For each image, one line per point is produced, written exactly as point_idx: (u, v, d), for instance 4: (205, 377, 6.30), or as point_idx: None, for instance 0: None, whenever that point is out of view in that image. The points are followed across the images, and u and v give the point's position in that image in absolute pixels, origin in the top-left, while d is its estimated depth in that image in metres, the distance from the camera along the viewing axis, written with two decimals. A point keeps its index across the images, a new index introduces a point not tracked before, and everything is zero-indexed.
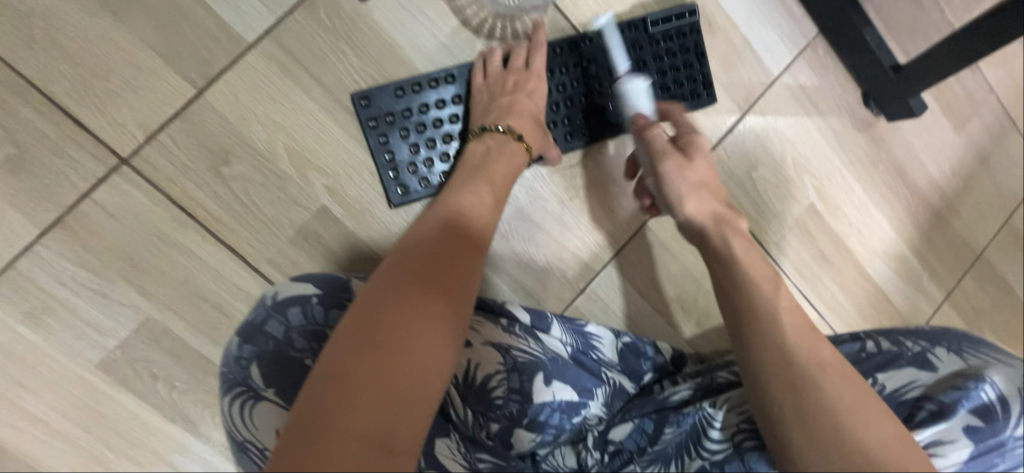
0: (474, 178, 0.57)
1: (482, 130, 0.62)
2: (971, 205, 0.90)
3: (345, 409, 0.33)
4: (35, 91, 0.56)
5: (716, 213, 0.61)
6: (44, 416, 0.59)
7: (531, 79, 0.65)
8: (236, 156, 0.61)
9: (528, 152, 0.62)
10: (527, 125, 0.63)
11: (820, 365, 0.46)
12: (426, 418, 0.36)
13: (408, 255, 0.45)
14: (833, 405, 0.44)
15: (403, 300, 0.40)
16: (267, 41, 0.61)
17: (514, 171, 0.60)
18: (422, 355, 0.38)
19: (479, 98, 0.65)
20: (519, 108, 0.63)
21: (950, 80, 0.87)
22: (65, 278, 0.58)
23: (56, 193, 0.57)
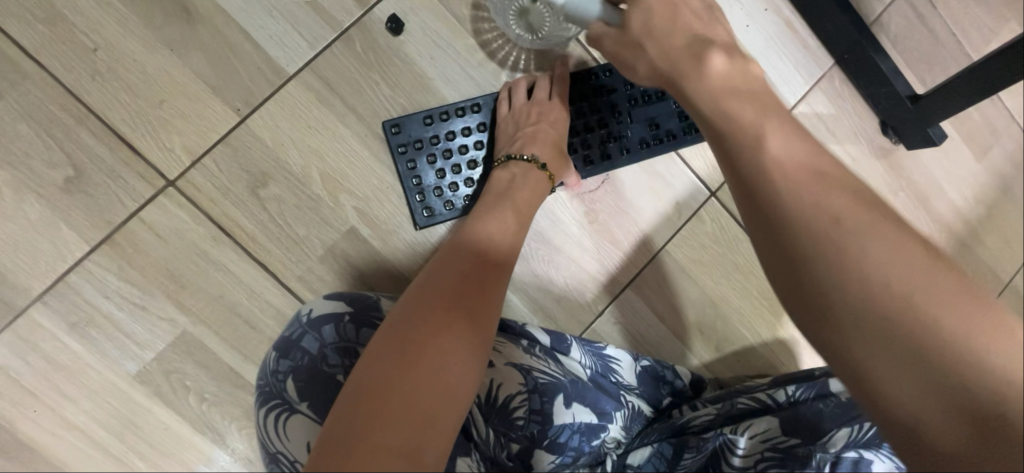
0: (497, 204, 0.60)
1: (506, 158, 0.65)
2: (996, 234, 0.89)
3: (379, 422, 0.35)
4: (95, 117, 0.61)
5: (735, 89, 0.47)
6: (82, 424, 0.61)
7: (554, 110, 0.68)
8: (273, 179, 0.64)
9: (551, 179, 0.65)
10: (550, 153, 0.66)
11: (858, 231, 0.35)
12: (452, 433, 0.37)
13: (436, 279, 0.48)
14: (886, 284, 0.33)
15: (432, 319, 0.42)
16: (306, 72, 0.65)
17: (537, 198, 0.63)
18: (449, 371, 0.39)
19: (503, 127, 0.68)
20: (542, 137, 0.66)
21: (970, 109, 0.88)
22: (110, 292, 0.61)
23: (107, 212, 0.61)
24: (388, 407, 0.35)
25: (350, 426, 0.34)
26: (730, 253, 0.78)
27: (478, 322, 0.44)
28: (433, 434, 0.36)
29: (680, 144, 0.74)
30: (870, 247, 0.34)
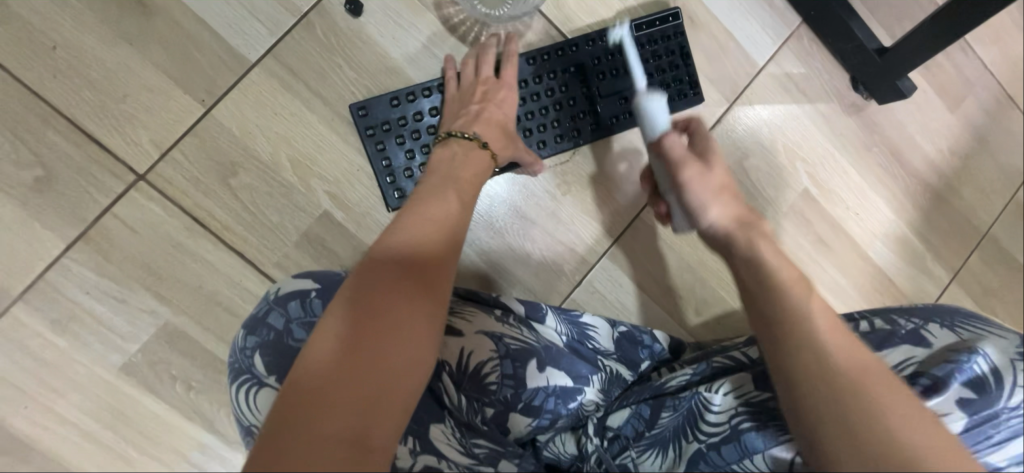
0: (441, 184, 0.58)
1: (448, 136, 0.64)
2: (972, 184, 0.89)
3: (322, 414, 0.35)
4: (59, 115, 0.61)
5: (744, 213, 0.60)
6: (74, 417, 0.63)
7: (501, 89, 0.68)
8: (243, 167, 0.65)
9: (494, 158, 0.64)
10: (494, 132, 0.65)
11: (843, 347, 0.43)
12: (400, 423, 0.38)
13: (385, 259, 0.47)
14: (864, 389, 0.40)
15: (381, 306, 0.42)
16: (269, 59, 0.66)
17: (480, 177, 0.62)
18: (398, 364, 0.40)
19: (450, 107, 0.67)
20: (487, 116, 0.66)
21: (942, 61, 0.87)
22: (90, 287, 0.62)
23: (81, 209, 0.62)
24: (330, 400, 0.36)
25: (291, 420, 0.35)
26: None
27: (424, 301, 0.44)
28: (377, 423, 0.37)
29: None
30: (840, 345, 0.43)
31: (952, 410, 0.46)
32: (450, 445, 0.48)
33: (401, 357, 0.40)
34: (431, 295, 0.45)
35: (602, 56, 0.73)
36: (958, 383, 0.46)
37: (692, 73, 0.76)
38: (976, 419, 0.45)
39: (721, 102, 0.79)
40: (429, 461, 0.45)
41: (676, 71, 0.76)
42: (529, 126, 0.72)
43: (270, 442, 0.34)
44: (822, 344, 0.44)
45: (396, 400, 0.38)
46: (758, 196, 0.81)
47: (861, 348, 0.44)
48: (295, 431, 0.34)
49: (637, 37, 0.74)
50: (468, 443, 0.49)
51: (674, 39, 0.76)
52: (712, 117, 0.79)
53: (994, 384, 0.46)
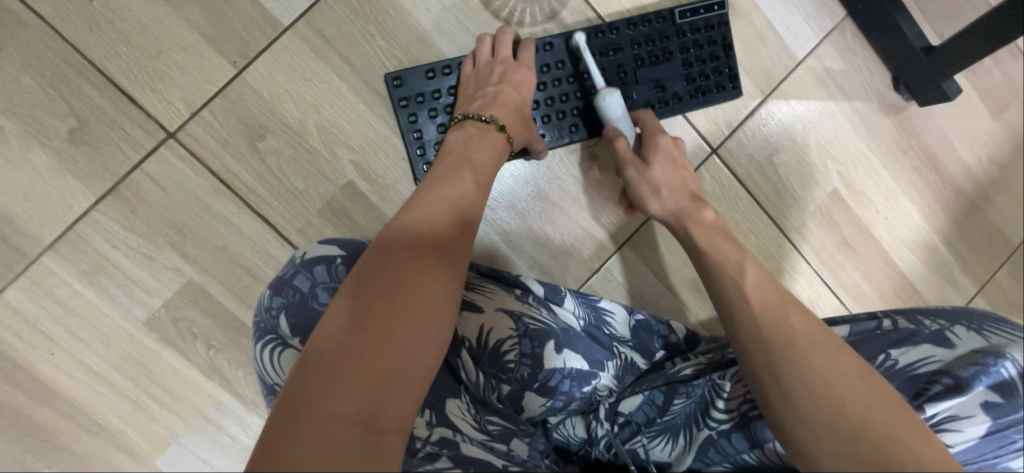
0: (457, 166, 0.58)
1: (464, 118, 0.63)
2: (1009, 195, 0.86)
3: (336, 387, 0.35)
4: (94, 69, 0.62)
5: (681, 204, 0.66)
6: (97, 366, 0.64)
7: (518, 71, 0.66)
8: (271, 132, 0.65)
9: (510, 141, 0.64)
10: (511, 116, 0.65)
11: (786, 333, 0.47)
12: (413, 400, 0.38)
13: (402, 239, 0.47)
14: (810, 371, 0.43)
15: (399, 282, 0.42)
16: (302, 24, 0.65)
17: (497, 159, 0.62)
18: (413, 339, 0.40)
19: (465, 89, 0.66)
20: (503, 99, 0.65)
21: (989, 65, 0.84)
22: (118, 241, 0.63)
23: (111, 163, 0.62)
24: (344, 370, 0.36)
25: (304, 392, 0.35)
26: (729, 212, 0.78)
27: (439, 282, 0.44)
28: (389, 399, 0.36)
29: (685, 108, 0.73)
30: (783, 332, 0.46)
31: (975, 412, 0.45)
32: (464, 419, 0.48)
33: (414, 336, 0.40)
34: (446, 275, 0.45)
35: (642, 42, 0.72)
36: (984, 386, 0.45)
37: (732, 66, 0.74)
38: (1000, 422, 0.45)
39: (755, 95, 0.77)
40: (445, 433, 0.45)
41: (717, 62, 0.74)
42: (562, 110, 0.71)
43: (282, 412, 0.34)
44: (776, 350, 0.45)
45: (410, 378, 0.38)
46: (785, 193, 0.79)
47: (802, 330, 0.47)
48: (307, 403, 0.34)
49: (679, 25, 0.72)
50: (483, 419, 0.49)
51: (718, 29, 0.74)
52: (744, 110, 0.77)
53: (1021, 387, 0.45)
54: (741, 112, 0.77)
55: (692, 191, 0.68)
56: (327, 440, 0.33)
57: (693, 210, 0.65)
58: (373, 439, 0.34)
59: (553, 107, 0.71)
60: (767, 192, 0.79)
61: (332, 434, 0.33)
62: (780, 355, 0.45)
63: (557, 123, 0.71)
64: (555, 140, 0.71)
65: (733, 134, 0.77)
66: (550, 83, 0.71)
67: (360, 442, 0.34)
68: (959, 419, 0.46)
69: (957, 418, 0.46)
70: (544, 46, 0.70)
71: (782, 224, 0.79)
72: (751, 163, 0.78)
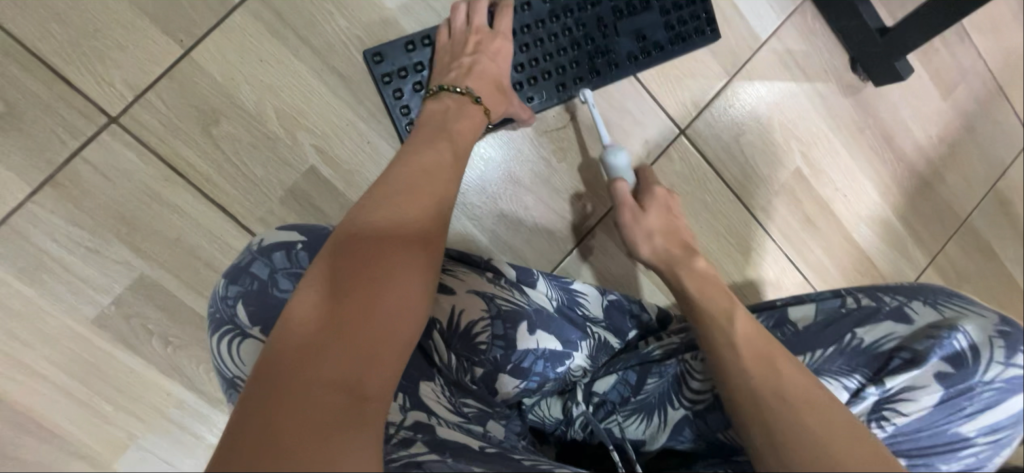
0: (434, 138, 0.56)
1: (439, 90, 0.62)
2: (957, 172, 0.91)
3: (313, 363, 0.34)
4: (23, 49, 0.57)
5: (674, 255, 0.64)
6: (43, 370, 0.60)
7: (495, 39, 0.66)
8: (225, 115, 0.61)
9: (487, 113, 0.63)
10: (488, 88, 0.64)
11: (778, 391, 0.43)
12: (396, 372, 0.37)
13: (378, 214, 0.46)
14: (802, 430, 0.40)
15: (377, 256, 0.42)
16: (254, 1, 0.62)
17: (475, 132, 0.61)
18: (393, 312, 0.39)
19: (441, 60, 0.65)
20: (480, 69, 0.64)
21: (938, 46, 0.88)
22: (60, 235, 0.59)
23: (48, 152, 0.58)
24: (323, 344, 0.35)
25: (279, 370, 0.34)
26: (698, 193, 0.79)
27: (415, 256, 0.43)
28: (371, 373, 0.35)
29: (667, 56, 0.74)
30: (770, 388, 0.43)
31: (929, 383, 0.47)
32: (439, 401, 0.47)
33: (394, 309, 0.39)
34: (423, 250, 0.44)
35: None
36: (938, 359, 0.48)
37: (708, 10, 0.75)
38: (952, 391, 0.47)
39: (721, 76, 0.78)
40: (419, 417, 0.44)
41: (694, 7, 0.74)
42: (548, 69, 0.70)
43: (258, 391, 0.33)
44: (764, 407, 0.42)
45: (392, 350, 0.38)
46: (752, 173, 0.81)
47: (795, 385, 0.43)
48: (285, 381, 0.33)
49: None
50: (457, 402, 0.49)
51: None
52: (711, 90, 0.78)
53: (971, 359, 0.48)
54: (707, 94, 0.78)
55: (683, 240, 0.67)
56: (307, 413, 0.32)
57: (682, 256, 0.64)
58: (355, 410, 0.33)
59: (538, 68, 0.70)
60: (734, 172, 0.80)
61: (312, 409, 0.32)
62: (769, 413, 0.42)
63: (545, 83, 0.70)
64: (544, 103, 0.70)
65: (701, 114, 0.78)
66: (533, 43, 0.70)
67: (343, 414, 0.33)
68: (914, 389, 0.48)
69: (913, 389, 0.48)
70: (522, 6, 0.69)
71: (749, 203, 0.81)
72: (718, 143, 0.79)
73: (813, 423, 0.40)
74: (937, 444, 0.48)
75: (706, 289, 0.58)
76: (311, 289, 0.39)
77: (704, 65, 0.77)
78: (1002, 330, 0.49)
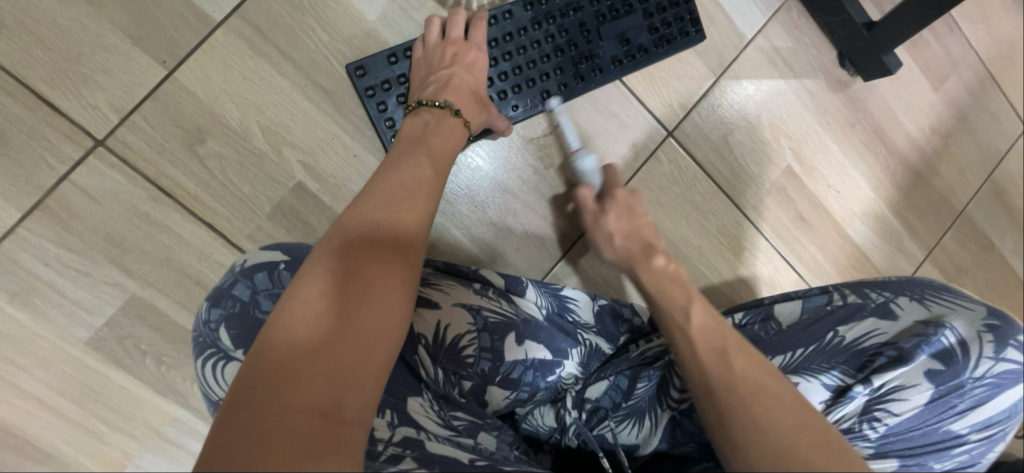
0: (413, 151, 0.57)
1: (418, 105, 0.62)
2: (952, 164, 0.90)
3: (292, 381, 0.34)
4: (8, 75, 0.57)
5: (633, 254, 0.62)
6: (38, 393, 0.61)
7: (470, 50, 0.65)
8: (211, 134, 0.62)
9: (468, 125, 0.63)
10: (466, 100, 0.64)
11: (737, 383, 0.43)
12: (376, 390, 0.37)
13: (357, 230, 0.46)
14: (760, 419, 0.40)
15: (357, 274, 0.42)
16: (236, 19, 0.62)
17: (455, 145, 0.61)
18: (372, 328, 0.39)
19: (418, 73, 0.65)
20: (457, 82, 0.64)
21: (928, 38, 0.87)
22: (50, 259, 0.59)
23: (36, 176, 0.58)
24: (301, 364, 0.35)
25: (257, 389, 0.34)
26: (688, 194, 0.79)
27: (394, 269, 0.43)
28: (350, 393, 0.35)
29: (652, 58, 0.74)
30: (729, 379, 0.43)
31: (920, 381, 0.47)
32: (427, 416, 0.47)
33: (373, 323, 0.39)
34: (403, 265, 0.44)
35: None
36: (926, 355, 0.47)
37: (692, 10, 0.75)
38: (942, 388, 0.47)
39: (707, 76, 0.78)
40: (408, 433, 0.44)
41: (678, 8, 0.74)
42: (532, 77, 0.70)
43: (235, 412, 0.33)
44: (726, 397, 0.42)
45: (372, 368, 0.37)
46: (742, 172, 0.80)
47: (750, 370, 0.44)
48: (263, 399, 0.33)
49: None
50: (447, 415, 0.48)
51: None
52: (698, 91, 0.78)
53: (961, 354, 0.47)
54: (694, 94, 0.78)
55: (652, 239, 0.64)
56: (283, 436, 0.31)
57: (642, 258, 0.62)
58: (334, 432, 0.33)
59: (522, 76, 0.70)
60: (724, 171, 0.80)
61: (290, 427, 0.32)
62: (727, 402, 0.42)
63: (529, 91, 0.70)
64: (528, 112, 0.70)
65: (689, 115, 0.78)
66: (516, 51, 0.70)
67: (321, 435, 0.32)
68: (906, 388, 0.47)
69: (904, 388, 0.47)
70: (504, 14, 0.69)
71: (740, 202, 0.81)
72: (707, 144, 0.79)
73: (769, 415, 0.40)
74: (928, 442, 0.47)
75: (666, 291, 0.56)
76: (289, 303, 0.39)
77: (690, 65, 0.77)
78: (988, 324, 0.49)
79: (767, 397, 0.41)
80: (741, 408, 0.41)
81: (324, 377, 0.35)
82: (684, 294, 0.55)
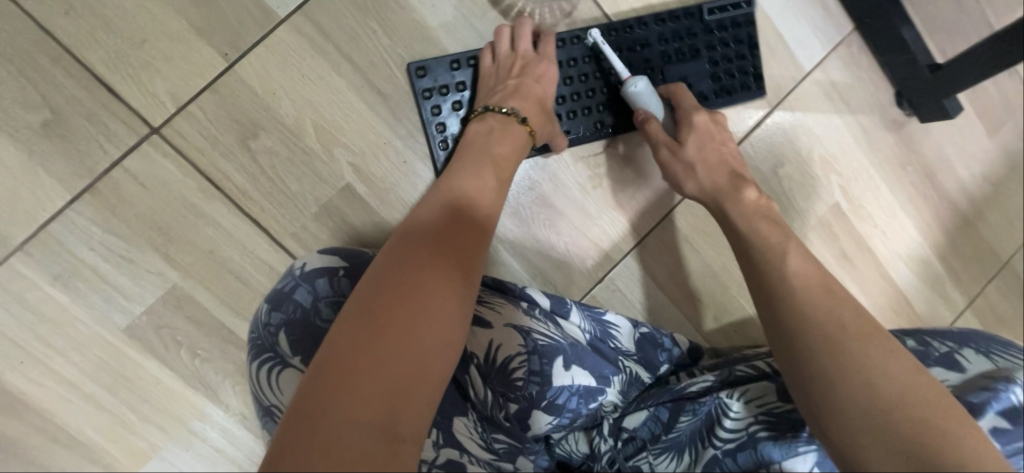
0: (478, 161, 0.56)
1: (484, 110, 0.62)
2: (1000, 212, 0.88)
3: (349, 395, 0.34)
4: (70, 56, 0.57)
5: (719, 183, 0.65)
6: (71, 376, 0.60)
7: (541, 64, 0.65)
8: (264, 129, 0.61)
9: (532, 135, 0.62)
10: (533, 109, 0.63)
11: (840, 324, 0.45)
12: (428, 407, 0.37)
13: (417, 236, 0.45)
14: (863, 358, 0.43)
15: (415, 282, 0.41)
16: (299, 16, 0.61)
17: (518, 152, 0.60)
18: (429, 341, 0.38)
19: (486, 83, 0.64)
20: (526, 91, 0.63)
21: (986, 83, 0.85)
22: (95, 243, 0.59)
23: (89, 160, 0.58)
24: (359, 375, 0.35)
25: (316, 399, 0.34)
26: None
27: (457, 284, 0.43)
28: (405, 411, 0.35)
29: (709, 107, 0.73)
30: (836, 319, 0.46)
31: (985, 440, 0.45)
32: (471, 438, 0.47)
33: (432, 338, 0.39)
34: (461, 278, 0.43)
35: (670, 38, 0.71)
36: (994, 412, 0.45)
37: (757, 65, 0.74)
38: (1013, 450, 0.44)
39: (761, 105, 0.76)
40: (452, 455, 0.45)
41: (743, 61, 0.73)
42: (589, 105, 0.69)
43: (295, 421, 0.33)
44: (831, 338, 0.44)
45: (427, 382, 0.37)
46: (788, 206, 0.79)
47: (849, 310, 0.47)
48: (322, 411, 0.33)
49: (707, 22, 0.72)
50: (489, 438, 0.49)
51: (744, 27, 0.73)
52: (750, 120, 0.76)
53: None
54: (746, 123, 0.76)
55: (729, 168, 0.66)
56: (341, 452, 0.31)
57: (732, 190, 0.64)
58: (389, 451, 0.33)
59: (579, 102, 0.69)
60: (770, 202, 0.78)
61: (349, 438, 0.32)
62: (835, 342, 0.44)
63: (583, 118, 0.69)
64: (580, 138, 0.69)
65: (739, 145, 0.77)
66: (577, 77, 0.69)
67: (377, 453, 0.32)
68: None
69: None
70: (571, 39, 0.69)
71: None
72: (755, 174, 0.77)
73: (875, 354, 0.43)
74: None
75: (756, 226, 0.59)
76: (351, 310, 0.39)
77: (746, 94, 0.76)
78: None
79: (869, 336, 0.44)
80: (840, 342, 0.44)
81: (384, 390, 0.35)
82: (780, 231, 0.58)
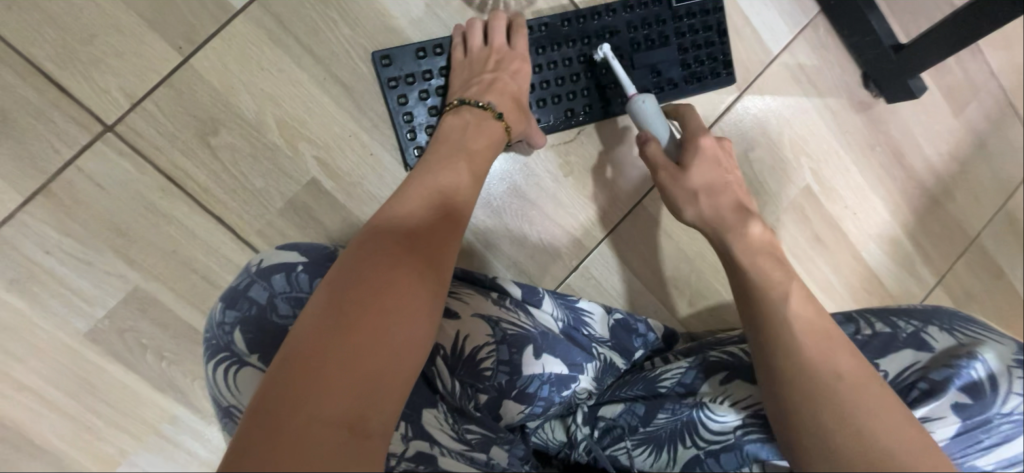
0: (451, 155, 0.55)
1: (459, 103, 0.61)
2: (967, 190, 0.89)
3: (317, 391, 0.33)
4: (15, 53, 0.55)
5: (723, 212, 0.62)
6: (33, 384, 0.58)
7: (515, 60, 0.64)
8: (225, 125, 0.60)
9: (508, 131, 0.61)
10: (509, 105, 0.62)
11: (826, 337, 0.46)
12: (398, 402, 0.36)
13: (390, 230, 0.45)
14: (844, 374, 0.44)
15: (386, 275, 0.40)
16: (255, 7, 0.60)
17: (491, 149, 0.59)
18: (400, 333, 0.38)
19: (461, 72, 0.64)
20: (500, 86, 0.63)
21: (950, 62, 0.87)
22: (51, 247, 0.57)
23: (41, 161, 0.56)
24: (327, 371, 0.34)
25: (281, 396, 0.33)
26: None
27: (429, 279, 0.42)
28: (374, 405, 0.34)
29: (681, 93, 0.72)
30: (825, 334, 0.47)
31: (945, 414, 0.46)
32: (443, 431, 0.47)
33: (404, 333, 0.38)
34: (433, 271, 0.43)
35: (639, 25, 0.71)
36: (955, 389, 0.45)
37: (726, 53, 0.74)
38: (968, 423, 0.45)
39: (731, 90, 0.77)
40: (421, 447, 0.45)
41: (712, 48, 0.73)
42: (559, 93, 0.69)
43: (260, 418, 0.32)
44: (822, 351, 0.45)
45: (397, 377, 0.36)
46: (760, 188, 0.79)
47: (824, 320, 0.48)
48: (289, 406, 0.32)
49: (675, 9, 0.72)
50: (461, 429, 0.48)
51: (713, 14, 0.73)
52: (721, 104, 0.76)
53: (989, 388, 0.45)
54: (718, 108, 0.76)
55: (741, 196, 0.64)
56: (308, 448, 0.31)
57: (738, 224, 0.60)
58: (357, 446, 0.32)
59: (549, 91, 0.69)
60: None
61: (317, 438, 0.31)
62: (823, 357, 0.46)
63: (553, 107, 0.69)
64: (551, 127, 0.69)
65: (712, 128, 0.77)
66: (547, 65, 0.69)
67: (345, 449, 0.32)
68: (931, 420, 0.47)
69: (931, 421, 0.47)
70: (540, 26, 0.68)
71: None
72: None
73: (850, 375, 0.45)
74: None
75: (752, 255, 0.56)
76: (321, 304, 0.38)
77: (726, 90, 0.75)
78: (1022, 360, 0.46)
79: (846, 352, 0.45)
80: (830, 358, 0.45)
81: (350, 391, 0.34)
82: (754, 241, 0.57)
